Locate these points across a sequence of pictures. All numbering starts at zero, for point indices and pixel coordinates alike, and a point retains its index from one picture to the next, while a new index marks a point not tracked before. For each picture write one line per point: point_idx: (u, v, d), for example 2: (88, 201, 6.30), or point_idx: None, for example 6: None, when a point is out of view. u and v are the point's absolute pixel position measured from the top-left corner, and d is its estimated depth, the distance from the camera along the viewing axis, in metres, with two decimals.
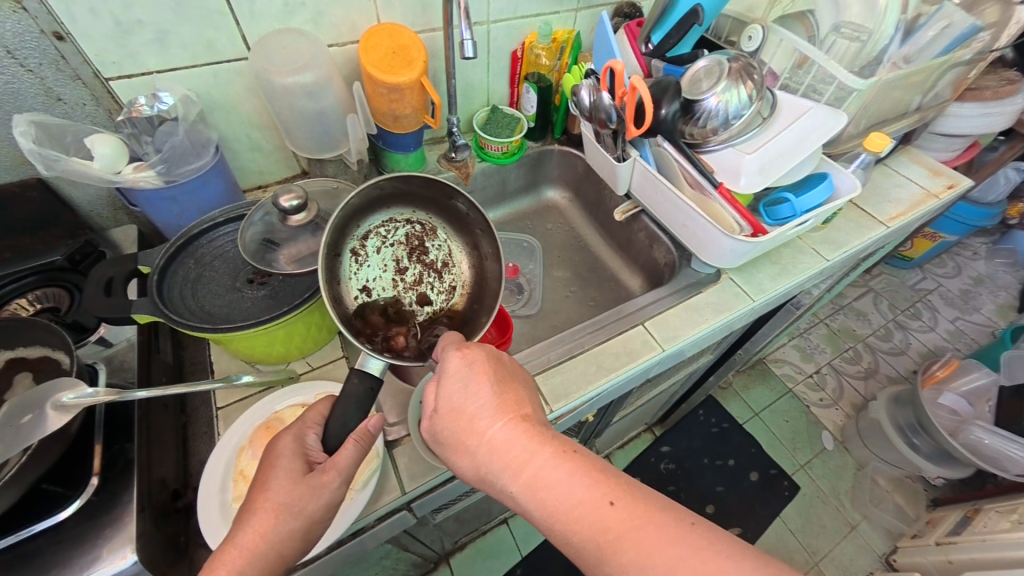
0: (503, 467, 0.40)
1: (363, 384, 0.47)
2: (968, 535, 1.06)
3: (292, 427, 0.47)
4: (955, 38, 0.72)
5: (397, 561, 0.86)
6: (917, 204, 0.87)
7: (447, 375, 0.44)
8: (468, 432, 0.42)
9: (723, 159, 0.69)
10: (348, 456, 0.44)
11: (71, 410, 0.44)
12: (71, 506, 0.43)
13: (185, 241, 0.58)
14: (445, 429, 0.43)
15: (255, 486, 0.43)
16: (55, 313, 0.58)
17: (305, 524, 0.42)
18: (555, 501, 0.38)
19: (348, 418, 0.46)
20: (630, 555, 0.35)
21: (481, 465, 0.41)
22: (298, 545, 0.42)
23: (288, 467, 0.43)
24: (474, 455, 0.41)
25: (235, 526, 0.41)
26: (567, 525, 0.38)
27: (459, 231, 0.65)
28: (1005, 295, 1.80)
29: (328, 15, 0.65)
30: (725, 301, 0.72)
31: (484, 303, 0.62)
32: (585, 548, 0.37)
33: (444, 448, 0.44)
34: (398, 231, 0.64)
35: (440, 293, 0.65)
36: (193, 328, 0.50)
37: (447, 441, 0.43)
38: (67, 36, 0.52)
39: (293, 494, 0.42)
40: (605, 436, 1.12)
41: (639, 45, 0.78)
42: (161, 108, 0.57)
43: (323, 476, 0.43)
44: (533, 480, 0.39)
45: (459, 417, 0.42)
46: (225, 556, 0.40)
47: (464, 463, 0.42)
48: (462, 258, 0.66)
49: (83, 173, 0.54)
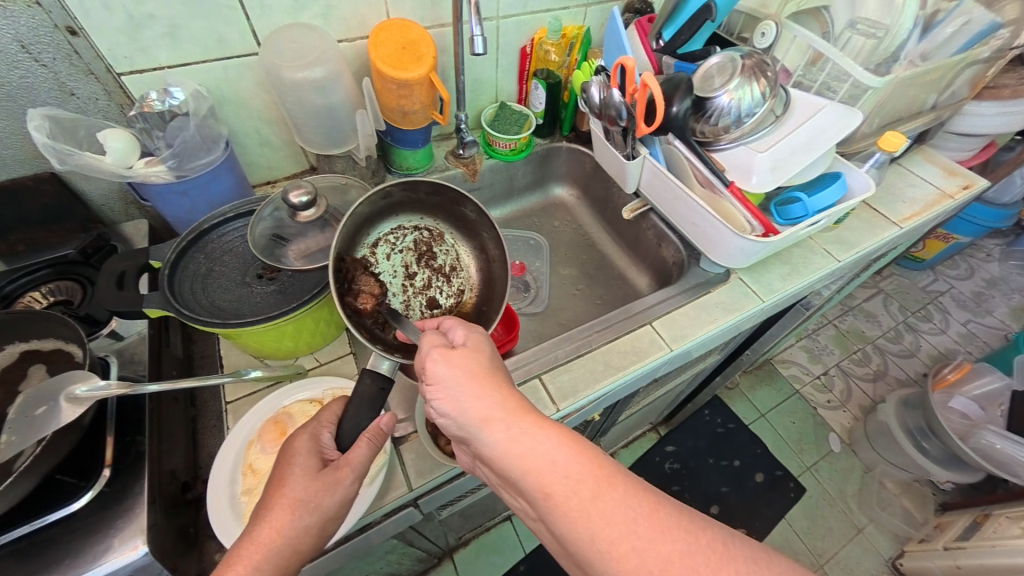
0: (516, 408, 0.41)
1: (375, 384, 0.48)
2: (978, 540, 1.04)
3: (307, 426, 0.47)
4: (975, 34, 0.70)
5: (402, 555, 0.87)
6: (931, 204, 0.85)
7: (473, 332, 0.47)
8: (488, 373, 0.43)
9: (735, 157, 0.68)
10: (362, 454, 0.44)
11: (83, 402, 0.44)
12: (83, 497, 0.44)
13: (195, 236, 0.59)
14: (463, 363, 0.43)
15: (271, 484, 0.43)
16: (67, 306, 0.58)
17: (320, 519, 0.42)
18: (560, 442, 0.39)
19: (359, 412, 0.46)
20: (623, 492, 0.37)
21: (492, 402, 0.41)
22: (313, 541, 0.42)
23: (303, 463, 0.43)
24: (489, 390, 0.41)
25: (251, 524, 0.41)
26: (568, 463, 0.38)
27: (466, 235, 0.65)
28: (1019, 299, 1.77)
29: (338, 10, 0.65)
30: (735, 301, 0.71)
31: (492, 305, 0.61)
32: (580, 485, 0.37)
33: (450, 380, 0.42)
34: (407, 238, 0.64)
35: (448, 297, 0.66)
36: (203, 323, 0.50)
37: (459, 374, 0.42)
38: (80, 30, 0.52)
39: (308, 489, 0.42)
40: (611, 434, 1.12)
41: (650, 41, 0.77)
42: (172, 104, 0.59)
43: (338, 472, 0.43)
44: (543, 422, 0.40)
45: (481, 359, 0.44)
46: (243, 551, 0.39)
47: (472, 396, 0.41)
48: (469, 262, 0.66)
49: (95, 167, 0.54)
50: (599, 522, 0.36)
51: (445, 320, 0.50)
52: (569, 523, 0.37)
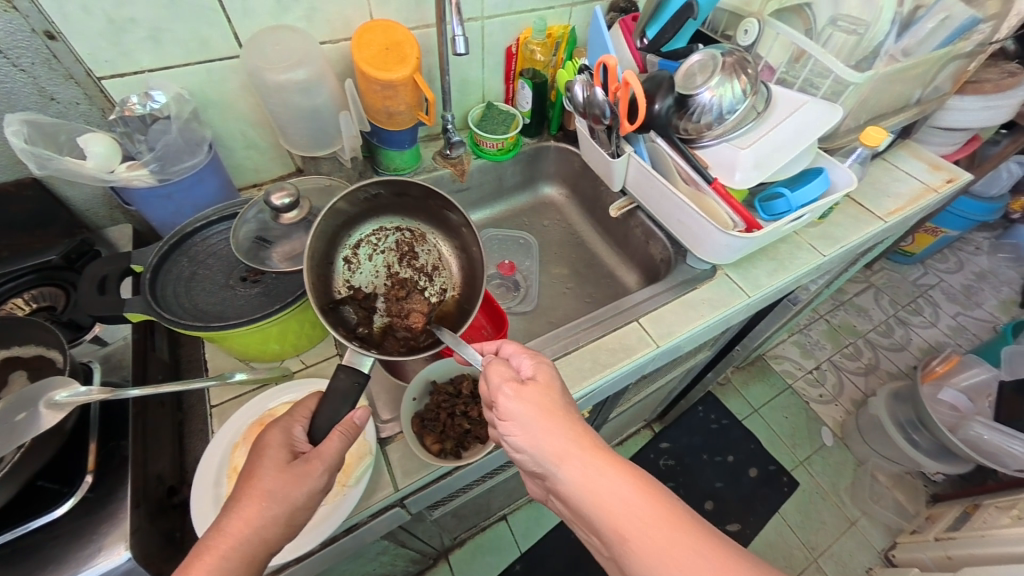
0: (591, 445, 0.42)
1: (349, 378, 0.47)
2: (968, 530, 1.05)
3: (280, 420, 0.47)
4: (955, 29, 0.71)
5: (394, 556, 0.87)
6: (916, 198, 0.86)
7: (543, 362, 0.48)
8: (561, 410, 0.44)
9: (718, 155, 0.69)
10: (335, 447, 0.44)
11: (65, 408, 0.44)
12: (66, 503, 0.44)
13: (178, 239, 0.58)
14: (536, 400, 0.44)
15: (242, 477, 0.43)
16: (51, 313, 0.58)
17: (289, 509, 0.42)
18: (631, 484, 0.40)
19: (335, 405, 0.46)
20: (695, 539, 0.38)
21: (568, 438, 0.42)
22: (282, 530, 0.41)
23: (273, 456, 0.44)
24: (564, 428, 0.43)
25: (223, 515, 0.41)
26: (641, 505, 0.39)
27: (447, 234, 0.63)
28: (1008, 291, 1.79)
29: (323, 12, 0.65)
30: (721, 298, 0.71)
31: (472, 302, 0.60)
32: (654, 528, 0.38)
33: (525, 417, 0.43)
34: (389, 239, 0.63)
35: (430, 296, 0.64)
36: (186, 327, 0.50)
37: (534, 411, 0.44)
38: (58, 35, 0.52)
39: (277, 481, 0.42)
40: (603, 432, 1.12)
41: (634, 41, 0.78)
42: (153, 107, 0.59)
43: (308, 464, 0.43)
44: (617, 462, 0.42)
45: (554, 396, 0.45)
46: (211, 541, 0.39)
47: (548, 433, 0.42)
48: (451, 261, 0.64)
49: (77, 172, 0.54)
50: (669, 566, 0.37)
51: (509, 347, 0.51)
52: (641, 565, 0.38)
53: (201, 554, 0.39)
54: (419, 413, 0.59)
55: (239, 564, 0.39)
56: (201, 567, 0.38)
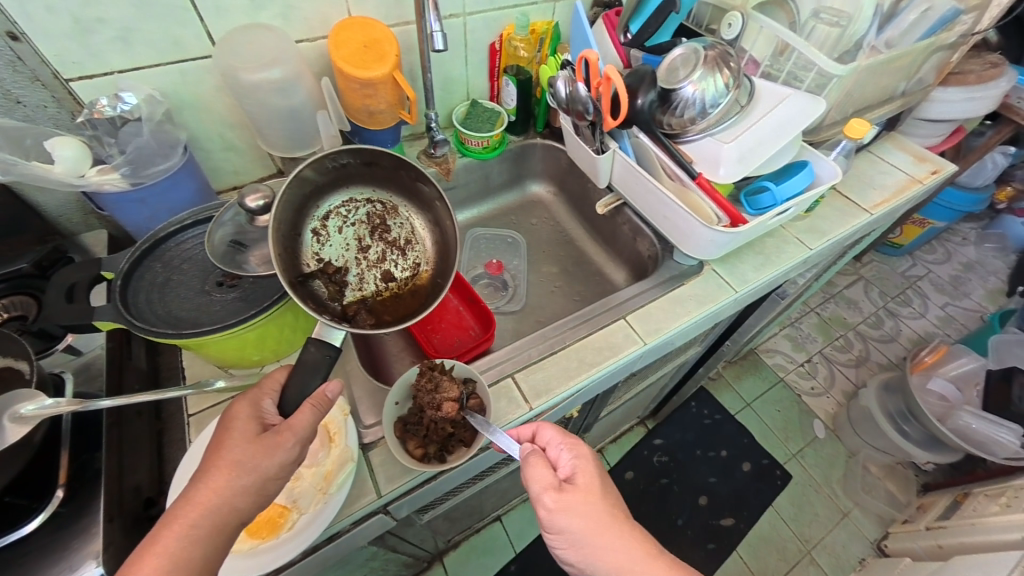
0: (646, 558, 0.43)
1: (320, 352, 0.47)
2: (958, 519, 1.06)
3: (249, 393, 0.46)
4: (938, 20, 0.70)
5: (385, 561, 0.86)
6: (901, 189, 0.86)
7: (581, 459, 0.48)
8: (610, 519, 0.44)
9: (702, 149, 0.68)
10: (306, 420, 0.43)
11: (31, 420, 0.42)
12: (36, 519, 0.43)
13: (151, 244, 0.57)
14: (581, 511, 0.44)
15: (210, 448, 0.42)
16: (23, 322, 0.56)
17: (259, 480, 0.41)
18: None
19: (304, 378, 0.45)
20: None
21: (623, 553, 0.43)
22: (252, 500, 0.41)
23: (242, 429, 0.43)
24: (616, 541, 0.43)
25: (190, 484, 0.40)
26: None
27: (420, 207, 0.62)
28: (994, 281, 1.81)
29: (298, 10, 0.64)
30: (708, 293, 0.71)
31: (445, 276, 0.59)
32: None
33: (575, 532, 0.44)
34: (360, 211, 0.61)
35: (403, 270, 0.64)
36: (158, 335, 0.49)
37: (584, 526, 0.44)
38: (22, 36, 0.51)
39: (246, 451, 0.41)
40: (595, 430, 1.12)
41: (617, 35, 0.77)
42: (123, 109, 0.57)
43: (278, 436, 0.42)
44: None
45: (598, 502, 0.45)
46: (179, 512, 0.39)
47: (602, 549, 0.43)
48: (425, 235, 0.63)
49: (44, 177, 0.52)
50: None
51: (546, 435, 0.51)
52: None
53: (169, 523, 0.38)
54: (403, 417, 0.57)
55: (208, 531, 0.39)
56: (172, 533, 0.38)
